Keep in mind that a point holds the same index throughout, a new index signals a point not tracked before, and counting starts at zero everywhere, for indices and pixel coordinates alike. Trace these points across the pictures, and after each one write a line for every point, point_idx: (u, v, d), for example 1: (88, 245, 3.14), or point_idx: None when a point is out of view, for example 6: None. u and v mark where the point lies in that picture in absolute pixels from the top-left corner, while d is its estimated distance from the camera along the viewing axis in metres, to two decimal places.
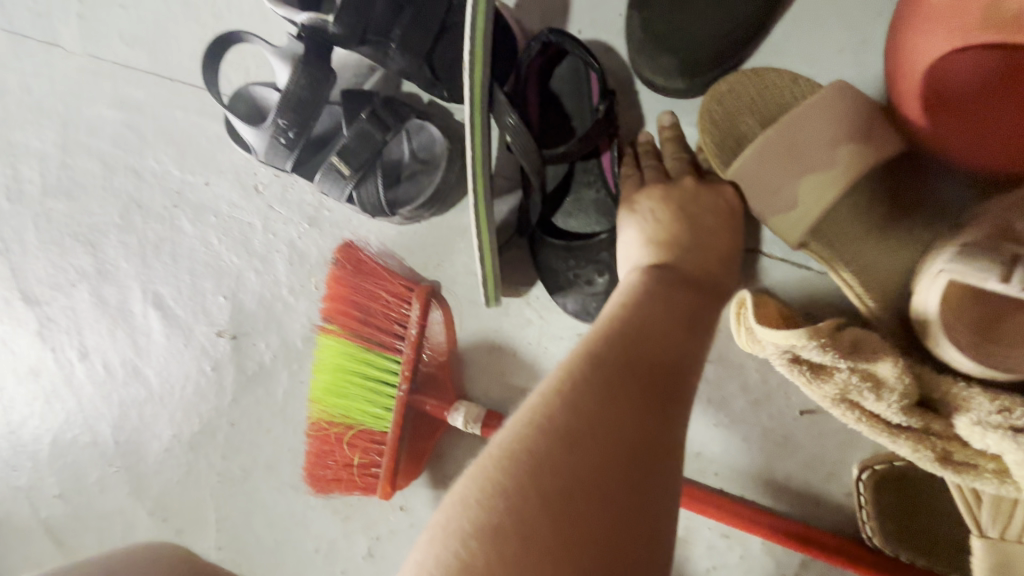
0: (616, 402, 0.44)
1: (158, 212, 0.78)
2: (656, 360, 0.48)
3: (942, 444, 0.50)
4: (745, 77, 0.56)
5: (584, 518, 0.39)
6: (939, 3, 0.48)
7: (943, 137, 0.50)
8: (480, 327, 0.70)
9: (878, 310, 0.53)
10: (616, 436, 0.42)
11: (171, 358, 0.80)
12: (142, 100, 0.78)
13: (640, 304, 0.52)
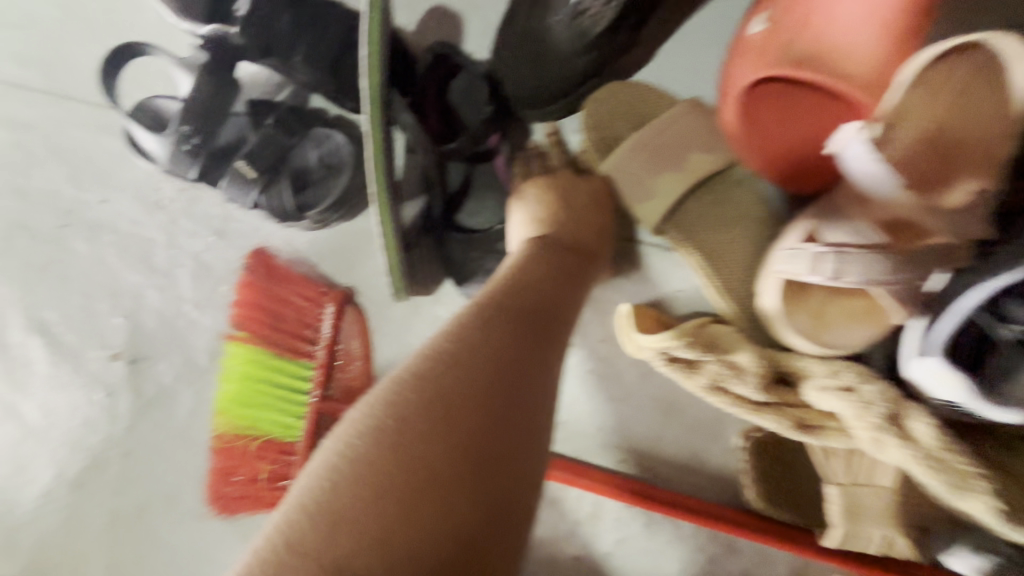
0: (483, 339, 0.43)
1: (50, 234, 0.87)
2: (533, 307, 0.48)
3: (799, 412, 0.55)
4: (620, 88, 0.63)
5: (439, 442, 0.37)
6: (751, 43, 0.53)
7: (766, 156, 0.56)
8: (393, 326, 0.73)
9: (729, 296, 0.59)
10: (476, 370, 0.41)
11: (57, 391, 0.86)
12: (33, 119, 0.88)
13: (526, 264, 0.53)
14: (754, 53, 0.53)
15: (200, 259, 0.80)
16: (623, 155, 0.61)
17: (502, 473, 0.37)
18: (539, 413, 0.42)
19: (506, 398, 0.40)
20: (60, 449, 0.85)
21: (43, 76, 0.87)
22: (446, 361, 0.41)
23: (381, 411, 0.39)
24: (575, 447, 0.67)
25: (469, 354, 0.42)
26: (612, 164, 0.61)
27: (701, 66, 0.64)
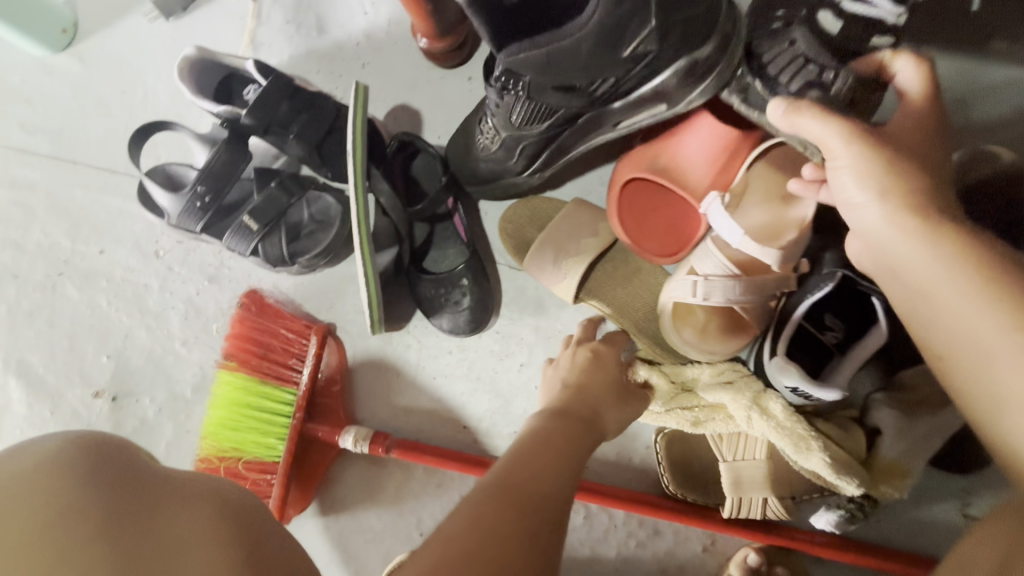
0: (523, 470, 0.55)
1: (41, 282, 0.95)
2: (564, 439, 0.60)
3: (693, 410, 0.72)
4: (519, 205, 0.83)
5: None
6: (632, 153, 0.78)
7: (637, 229, 0.75)
8: (368, 356, 0.86)
9: (636, 326, 0.77)
10: (514, 493, 0.51)
11: (33, 430, 0.90)
12: (35, 180, 0.98)
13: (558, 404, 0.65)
14: (633, 158, 0.78)
15: (192, 301, 0.90)
16: (534, 250, 0.80)
17: None
18: None
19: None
20: None
21: (52, 143, 0.99)
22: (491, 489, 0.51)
23: None
24: None
25: (511, 486, 0.52)
26: (529, 262, 0.80)
27: (615, 147, 0.84)
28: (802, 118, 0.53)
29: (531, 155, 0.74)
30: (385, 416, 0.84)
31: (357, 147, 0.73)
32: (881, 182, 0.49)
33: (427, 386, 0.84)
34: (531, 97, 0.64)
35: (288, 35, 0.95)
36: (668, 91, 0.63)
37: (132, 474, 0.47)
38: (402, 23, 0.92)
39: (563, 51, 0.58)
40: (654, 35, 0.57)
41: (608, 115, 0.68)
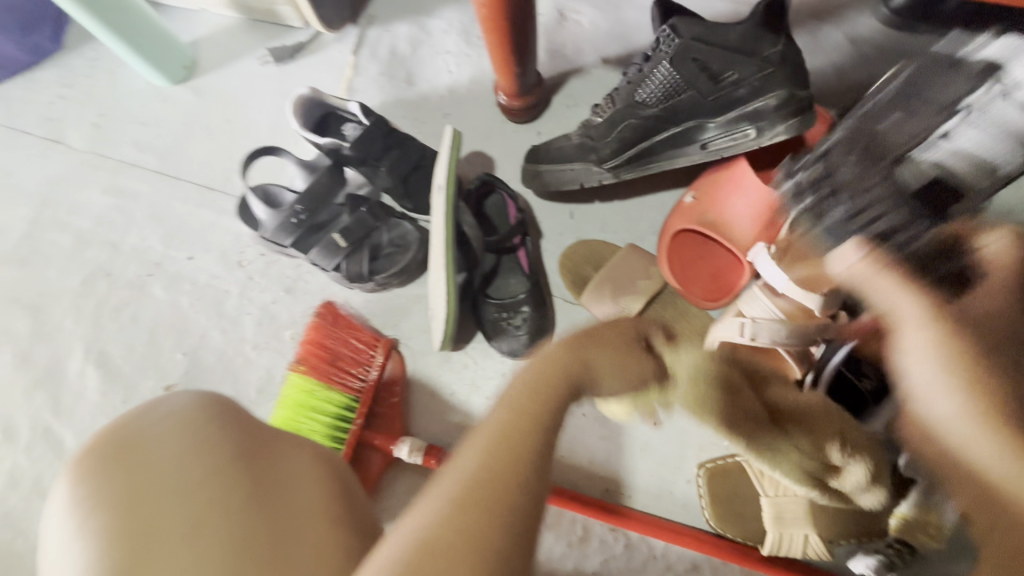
0: (504, 444, 0.38)
1: (129, 280, 1.04)
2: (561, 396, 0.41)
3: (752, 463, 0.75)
4: (577, 246, 0.92)
5: None
6: (680, 209, 0.87)
7: (685, 278, 0.85)
8: (426, 372, 0.91)
9: None
10: (502, 486, 0.36)
11: (100, 416, 0.96)
12: (138, 190, 1.10)
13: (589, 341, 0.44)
14: (682, 212, 0.86)
15: (267, 309, 0.98)
16: (593, 287, 0.88)
17: None
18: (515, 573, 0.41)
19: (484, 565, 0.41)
20: None
21: (159, 159, 1.11)
22: (466, 480, 0.37)
23: None
24: (568, 477, 0.84)
25: (501, 472, 0.37)
26: (588, 297, 0.87)
27: (668, 201, 0.93)
28: (876, 279, 0.48)
29: (625, 145, 0.84)
30: (437, 430, 0.88)
31: (450, 175, 0.84)
32: (956, 362, 0.41)
33: (479, 405, 0.88)
34: (668, 65, 0.76)
35: (381, 84, 1.08)
36: (765, 113, 0.74)
37: (254, 421, 0.56)
38: (482, 83, 1.06)
39: (713, 29, 0.73)
40: (779, 54, 0.72)
41: (709, 128, 0.79)
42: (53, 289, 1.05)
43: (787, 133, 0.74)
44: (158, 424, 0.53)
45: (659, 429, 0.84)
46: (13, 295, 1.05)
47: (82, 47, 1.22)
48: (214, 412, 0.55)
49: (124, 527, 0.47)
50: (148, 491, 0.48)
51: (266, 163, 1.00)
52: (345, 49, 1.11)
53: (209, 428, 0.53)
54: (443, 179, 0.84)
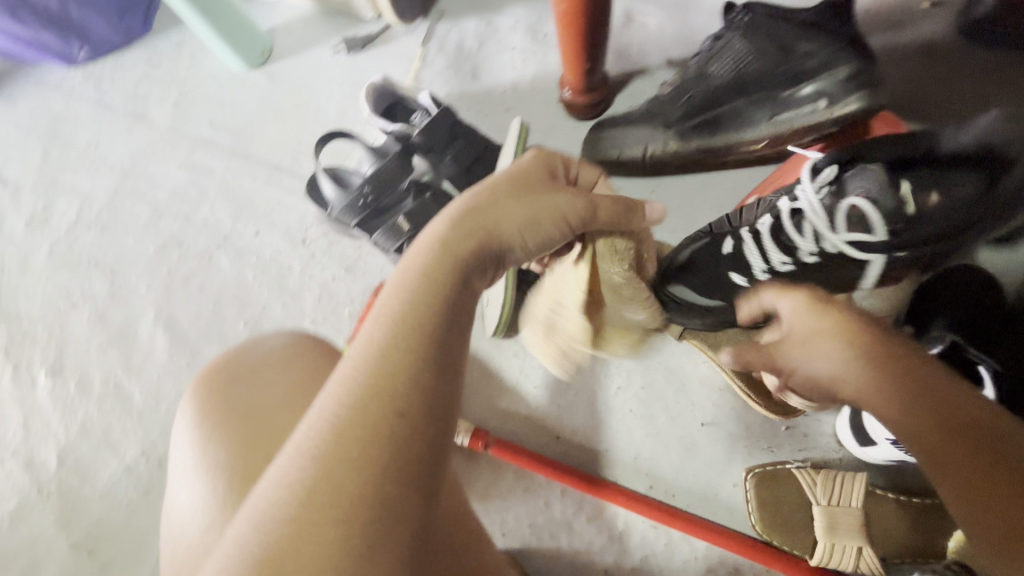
0: (369, 393, 0.43)
1: (198, 251, 1.09)
2: (422, 344, 0.46)
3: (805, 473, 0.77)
4: None
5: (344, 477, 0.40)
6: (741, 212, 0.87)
7: None
8: (477, 357, 0.93)
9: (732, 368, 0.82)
10: (382, 424, 0.41)
11: (166, 377, 1.01)
12: (211, 167, 1.15)
13: (435, 269, 0.50)
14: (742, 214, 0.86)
15: (326, 286, 1.02)
16: None
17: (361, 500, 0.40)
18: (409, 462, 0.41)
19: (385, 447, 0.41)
20: (153, 429, 0.98)
21: (232, 139, 1.17)
22: (344, 424, 0.41)
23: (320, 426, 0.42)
24: (612, 470, 0.84)
25: (379, 414, 0.42)
26: None
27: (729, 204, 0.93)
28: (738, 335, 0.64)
29: (693, 113, 0.86)
30: (484, 414, 0.89)
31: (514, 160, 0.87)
32: (812, 331, 0.53)
33: (527, 392, 0.90)
34: (741, 39, 0.81)
35: (447, 77, 1.11)
36: (834, 83, 0.76)
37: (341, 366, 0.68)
38: (545, 80, 1.08)
39: (782, 13, 0.79)
40: (845, 34, 0.77)
41: (773, 101, 0.81)
42: (129, 255, 1.11)
43: (855, 103, 0.75)
44: (267, 362, 0.66)
45: (708, 430, 0.83)
46: (94, 259, 1.12)
47: (169, 32, 1.30)
48: (313, 354, 0.68)
49: (244, 439, 0.61)
50: (261, 415, 0.62)
51: (336, 148, 1.05)
52: (414, 42, 1.15)
53: (307, 368, 0.66)
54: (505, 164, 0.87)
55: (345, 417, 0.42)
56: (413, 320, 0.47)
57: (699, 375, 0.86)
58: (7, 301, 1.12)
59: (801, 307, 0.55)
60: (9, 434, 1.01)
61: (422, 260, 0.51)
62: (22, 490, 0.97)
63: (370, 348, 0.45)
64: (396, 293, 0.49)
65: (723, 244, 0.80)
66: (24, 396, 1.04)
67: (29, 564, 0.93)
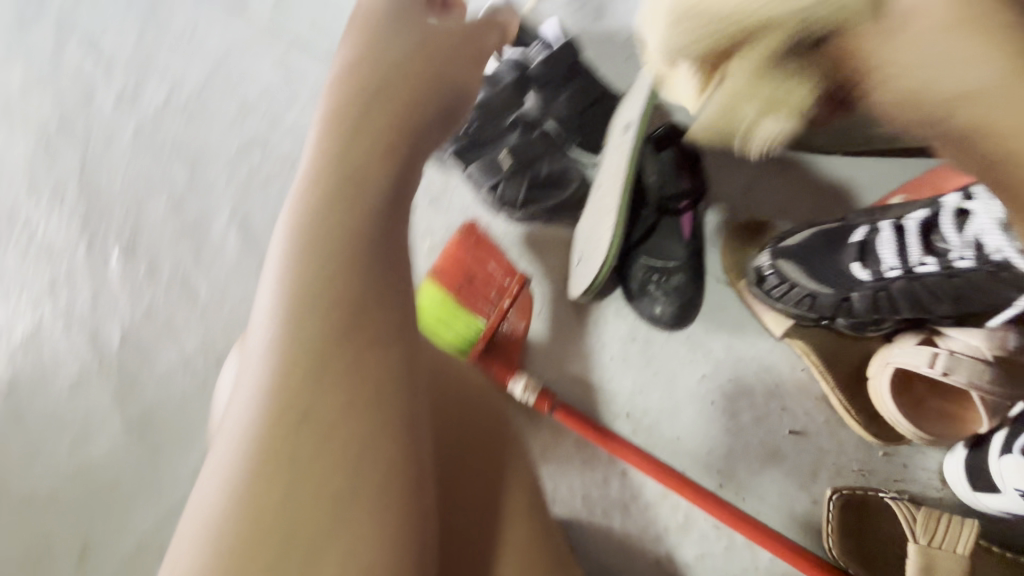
0: (279, 382, 0.40)
1: (281, 156, 1.05)
2: (324, 308, 0.42)
3: (900, 507, 0.69)
4: (747, 228, 0.83)
5: (279, 459, 0.39)
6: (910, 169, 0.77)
7: None
8: (554, 316, 0.87)
9: (833, 376, 0.75)
10: (300, 413, 0.40)
11: (233, 277, 0.99)
12: (305, 71, 1.10)
13: (331, 207, 0.44)
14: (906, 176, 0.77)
15: None
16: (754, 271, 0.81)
17: (314, 472, 0.39)
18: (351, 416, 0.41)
19: (329, 412, 0.40)
20: (214, 327, 0.97)
21: (331, 45, 1.11)
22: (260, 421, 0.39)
23: (249, 419, 0.40)
24: (681, 461, 0.79)
25: (285, 417, 0.39)
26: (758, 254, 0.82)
27: (863, 199, 0.83)
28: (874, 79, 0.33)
29: None
30: (553, 376, 0.84)
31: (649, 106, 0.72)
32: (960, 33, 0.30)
33: (603, 362, 0.84)
34: None
35: (569, 12, 1.01)
36: None
37: None
38: None
39: None
40: None
41: None
42: (212, 149, 1.09)
43: None
44: None
45: (794, 439, 0.77)
46: (176, 146, 1.10)
47: None
48: None
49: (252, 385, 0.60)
50: None
51: None
52: None
53: None
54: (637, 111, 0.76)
55: (262, 430, 0.39)
56: (309, 281, 0.42)
57: (795, 380, 0.79)
58: (89, 174, 1.12)
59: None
60: (78, 304, 1.02)
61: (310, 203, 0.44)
62: (83, 360, 0.98)
63: (273, 338, 0.41)
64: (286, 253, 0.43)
65: (856, 233, 0.64)
66: (96, 270, 1.04)
67: (81, 432, 0.95)
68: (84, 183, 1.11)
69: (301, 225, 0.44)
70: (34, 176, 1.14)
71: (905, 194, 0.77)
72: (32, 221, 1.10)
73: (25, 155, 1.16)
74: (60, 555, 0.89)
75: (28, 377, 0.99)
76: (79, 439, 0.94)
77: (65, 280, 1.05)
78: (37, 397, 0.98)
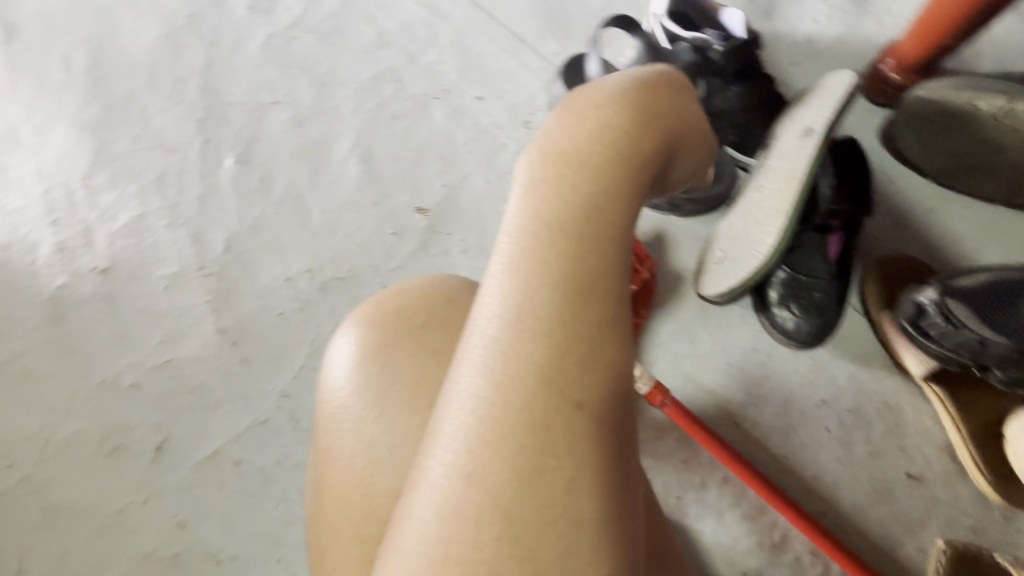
0: (517, 387, 0.35)
1: (413, 94, 1.02)
2: (571, 303, 0.36)
3: None
4: (900, 260, 0.80)
5: (539, 480, 0.34)
6: None
7: None
8: (675, 311, 0.85)
9: (966, 423, 0.73)
10: (557, 447, 0.35)
11: (348, 207, 0.97)
12: (448, 13, 1.07)
13: (586, 198, 0.36)
14: None
15: None
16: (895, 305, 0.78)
17: (581, 499, 0.35)
18: (607, 432, 0.36)
19: (578, 427, 0.35)
20: (322, 252, 0.95)
21: None
22: (495, 430, 0.35)
23: (494, 435, 0.35)
24: (786, 480, 0.77)
25: (535, 433, 0.35)
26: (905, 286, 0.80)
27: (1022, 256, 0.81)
28: None
29: None
30: (666, 370, 0.83)
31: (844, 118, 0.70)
32: None
33: (719, 367, 0.82)
34: None
35: (737, 5, 0.98)
36: None
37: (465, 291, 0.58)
38: (846, 48, 0.94)
39: None
40: None
41: None
42: (343, 74, 1.06)
43: None
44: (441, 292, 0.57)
45: (909, 482, 0.75)
46: (306, 64, 1.08)
47: None
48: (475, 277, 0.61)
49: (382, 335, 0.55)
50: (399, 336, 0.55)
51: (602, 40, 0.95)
52: None
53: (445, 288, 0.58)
54: (823, 117, 0.73)
55: (512, 449, 0.35)
56: (547, 279, 0.36)
57: (918, 424, 0.77)
58: (212, 75, 1.10)
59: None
60: (185, 203, 1.01)
61: (541, 189, 0.37)
62: (184, 260, 0.97)
63: (509, 346, 0.36)
64: (519, 241, 0.37)
65: None
66: (208, 172, 1.03)
67: (173, 330, 0.94)
68: (206, 83, 1.09)
69: (545, 217, 0.36)
70: (156, 68, 1.12)
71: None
72: (149, 112, 1.09)
73: (149, 44, 1.14)
74: (137, 446, 0.89)
75: (126, 265, 0.98)
76: (168, 335, 0.94)
77: (175, 177, 1.03)
78: (133, 287, 0.97)
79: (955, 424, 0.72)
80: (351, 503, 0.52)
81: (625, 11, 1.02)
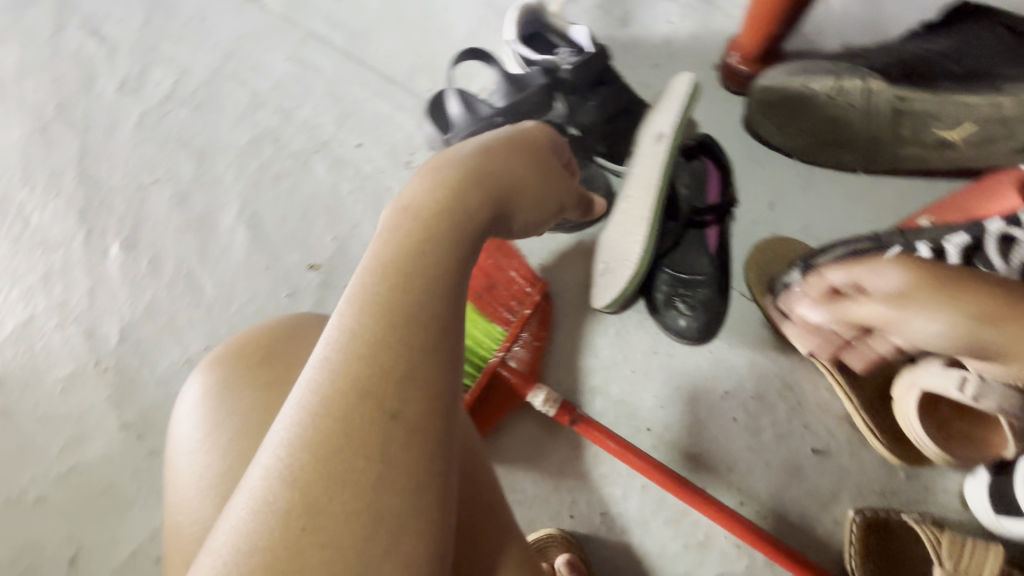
0: (335, 393, 0.37)
1: (293, 152, 1.02)
2: (392, 319, 0.39)
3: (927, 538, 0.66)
4: (776, 243, 0.83)
5: (343, 479, 0.35)
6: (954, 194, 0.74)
7: None
8: (574, 327, 0.86)
9: (856, 392, 0.75)
10: (366, 450, 0.36)
11: (240, 276, 0.95)
12: (319, 65, 1.07)
13: (414, 239, 0.42)
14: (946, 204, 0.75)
15: None
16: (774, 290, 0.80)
17: (383, 500, 0.35)
18: (417, 438, 0.37)
19: (390, 432, 0.36)
20: (220, 326, 0.93)
21: (347, 39, 1.08)
22: (309, 433, 0.36)
23: (306, 437, 0.36)
24: (703, 477, 0.78)
25: (346, 434, 0.36)
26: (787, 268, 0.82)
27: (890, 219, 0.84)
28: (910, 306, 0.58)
29: (909, 68, 0.80)
30: (574, 388, 0.83)
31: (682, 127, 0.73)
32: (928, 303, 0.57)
33: (623, 375, 0.83)
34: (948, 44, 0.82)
35: (594, 18, 1.00)
36: None
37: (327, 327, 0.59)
38: (701, 43, 0.97)
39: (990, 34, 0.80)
40: None
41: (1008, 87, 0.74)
42: (221, 141, 1.05)
43: None
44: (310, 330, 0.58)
45: (816, 459, 0.77)
46: (182, 137, 1.06)
47: None
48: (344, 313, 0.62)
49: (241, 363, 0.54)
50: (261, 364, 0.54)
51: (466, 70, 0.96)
52: None
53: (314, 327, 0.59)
54: (668, 124, 0.76)
55: (319, 451, 0.35)
56: (375, 302, 0.40)
57: (818, 399, 0.79)
58: (88, 164, 1.07)
59: (909, 281, 0.58)
60: (74, 300, 0.98)
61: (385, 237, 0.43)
62: (79, 358, 0.94)
63: (334, 358, 0.38)
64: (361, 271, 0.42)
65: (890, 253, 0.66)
66: (94, 264, 1.00)
67: (75, 434, 0.90)
68: (83, 172, 1.07)
69: (378, 256, 0.42)
70: (29, 164, 1.08)
71: (934, 216, 0.76)
72: (26, 211, 1.05)
73: (19, 141, 1.11)
74: (49, 562, 0.84)
75: (18, 375, 0.94)
76: (71, 440, 0.90)
77: (61, 273, 1.00)
78: (28, 396, 0.93)
79: (845, 395, 0.74)
80: (183, 536, 0.50)
81: (490, 38, 1.04)
